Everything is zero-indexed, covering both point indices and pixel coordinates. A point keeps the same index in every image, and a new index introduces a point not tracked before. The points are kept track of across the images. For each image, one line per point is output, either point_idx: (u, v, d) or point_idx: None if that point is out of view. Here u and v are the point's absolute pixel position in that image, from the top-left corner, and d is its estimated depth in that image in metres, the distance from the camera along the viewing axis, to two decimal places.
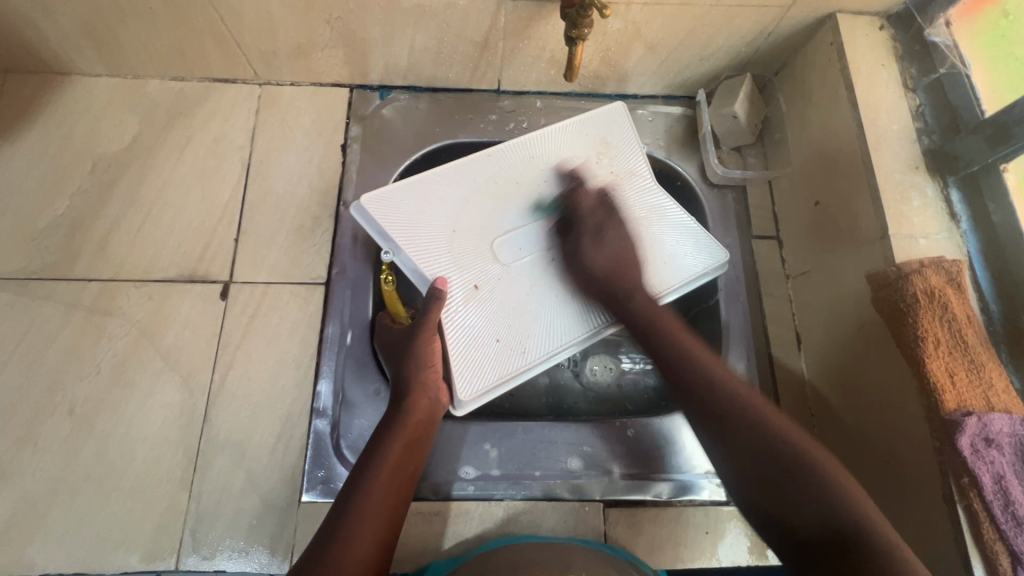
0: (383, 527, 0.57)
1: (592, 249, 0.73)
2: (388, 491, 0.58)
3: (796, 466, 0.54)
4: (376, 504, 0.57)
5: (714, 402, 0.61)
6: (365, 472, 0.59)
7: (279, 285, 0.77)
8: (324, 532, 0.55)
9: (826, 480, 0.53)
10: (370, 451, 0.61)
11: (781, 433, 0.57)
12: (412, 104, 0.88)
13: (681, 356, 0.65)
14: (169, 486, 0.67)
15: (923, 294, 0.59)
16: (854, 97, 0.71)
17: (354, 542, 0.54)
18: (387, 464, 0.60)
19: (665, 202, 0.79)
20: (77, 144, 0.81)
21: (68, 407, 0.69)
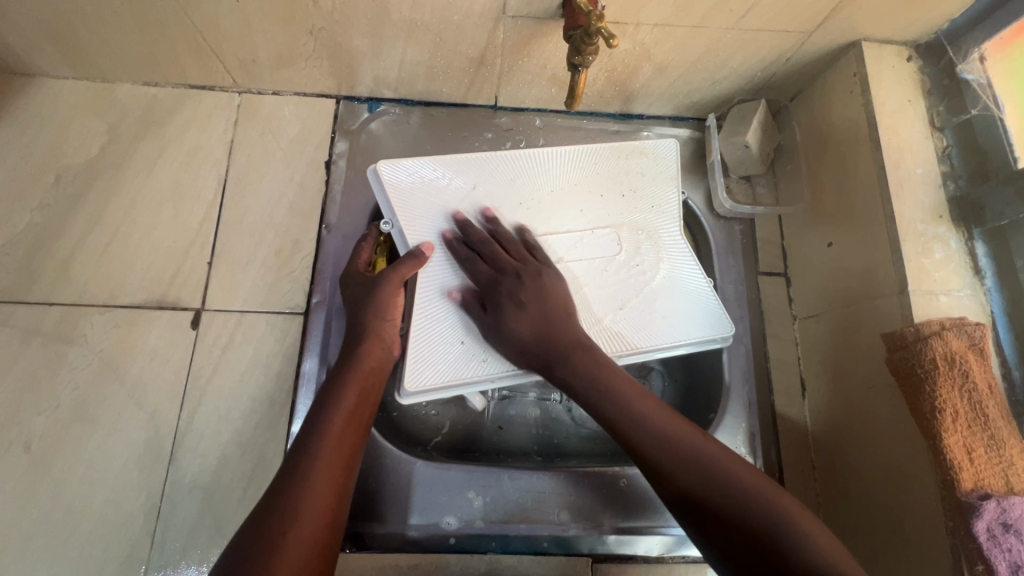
0: (339, 478, 0.52)
1: (514, 317, 0.62)
2: (342, 439, 0.54)
3: (717, 480, 0.51)
4: (330, 449, 0.53)
5: (648, 441, 0.55)
6: (316, 421, 0.55)
7: (255, 314, 0.72)
8: (271, 490, 0.50)
9: (793, 534, 0.47)
10: (322, 401, 0.57)
11: (733, 480, 0.51)
12: (403, 118, 0.82)
13: (569, 377, 0.60)
14: (132, 532, 0.63)
15: (942, 360, 0.54)
16: (876, 135, 0.65)
17: (314, 490, 0.50)
18: (343, 404, 0.57)
19: (681, 250, 0.75)
20: (41, 153, 0.75)
21: (23, 443, 0.65)
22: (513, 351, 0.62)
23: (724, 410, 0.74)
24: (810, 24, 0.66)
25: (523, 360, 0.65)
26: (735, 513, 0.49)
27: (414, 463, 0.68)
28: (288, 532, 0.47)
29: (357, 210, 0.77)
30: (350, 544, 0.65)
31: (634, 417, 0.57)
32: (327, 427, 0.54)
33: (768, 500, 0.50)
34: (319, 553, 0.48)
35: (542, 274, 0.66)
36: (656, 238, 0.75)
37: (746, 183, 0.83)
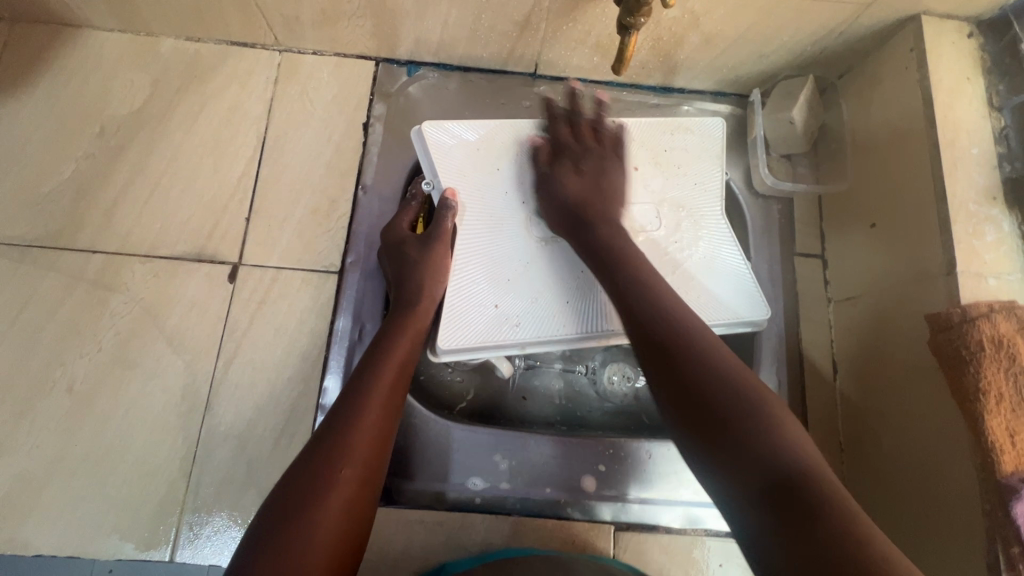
0: (386, 425, 0.53)
1: (570, 179, 0.67)
2: (392, 387, 0.55)
3: (746, 402, 0.44)
4: (381, 395, 0.53)
5: (643, 307, 0.53)
6: (368, 367, 0.55)
7: (291, 270, 0.73)
8: (321, 429, 0.51)
9: (772, 432, 0.42)
10: (373, 349, 0.57)
11: (713, 360, 0.48)
12: (441, 83, 0.82)
13: (631, 284, 0.56)
14: (167, 474, 0.65)
15: (988, 342, 0.53)
16: (931, 112, 0.63)
17: (364, 428, 0.51)
18: (395, 351, 0.57)
19: (718, 226, 0.75)
20: (86, 103, 0.76)
21: (67, 383, 0.67)
22: (570, 204, 0.65)
23: None
24: None
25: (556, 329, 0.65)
26: (710, 402, 0.45)
27: (443, 424, 0.69)
28: (339, 471, 0.48)
29: (393, 173, 0.78)
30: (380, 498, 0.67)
31: (667, 304, 0.54)
32: (378, 373, 0.55)
33: (760, 398, 0.45)
34: (365, 493, 0.49)
35: (605, 163, 0.69)
36: (696, 215, 0.75)
37: (787, 162, 0.81)
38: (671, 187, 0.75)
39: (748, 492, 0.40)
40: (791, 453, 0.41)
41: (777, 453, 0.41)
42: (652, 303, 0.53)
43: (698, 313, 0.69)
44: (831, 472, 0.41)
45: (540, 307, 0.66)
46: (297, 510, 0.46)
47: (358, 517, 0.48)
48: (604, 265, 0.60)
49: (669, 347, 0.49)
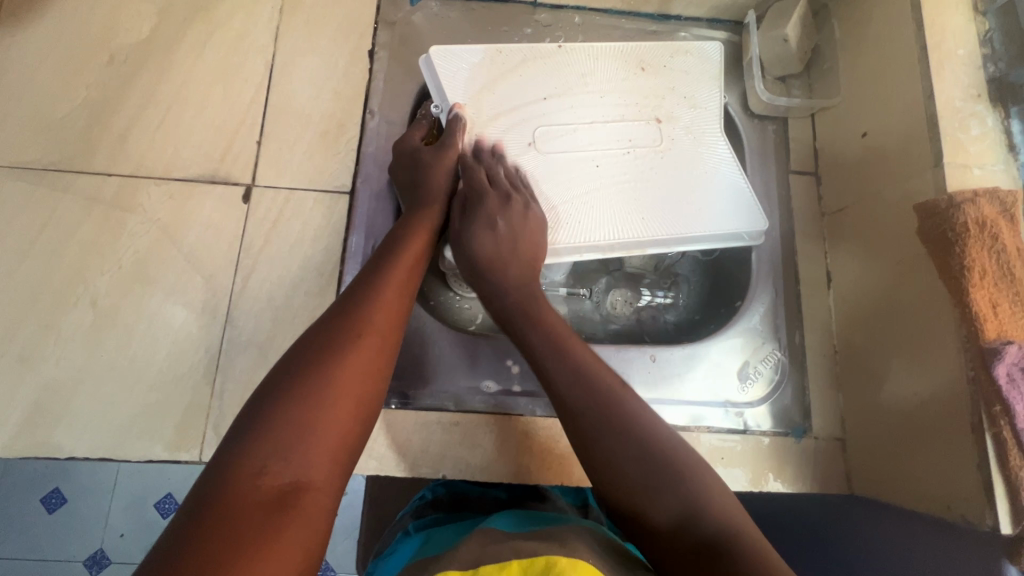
0: (399, 306, 0.57)
1: (483, 237, 0.64)
2: (406, 274, 0.59)
3: (666, 484, 0.51)
4: (394, 280, 0.58)
5: (630, 454, 0.52)
6: (382, 259, 0.60)
7: (303, 191, 0.75)
8: (342, 304, 0.55)
9: (764, 561, 0.45)
10: (388, 244, 0.61)
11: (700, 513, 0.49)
12: (444, 12, 0.84)
13: (621, 427, 0.54)
14: (192, 382, 0.67)
15: (974, 224, 0.57)
16: (920, 17, 0.66)
17: (381, 306, 0.55)
18: (410, 245, 0.61)
19: (717, 141, 0.76)
20: (94, 32, 0.77)
21: (90, 299, 0.69)
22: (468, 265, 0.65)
23: (751, 298, 0.78)
24: None
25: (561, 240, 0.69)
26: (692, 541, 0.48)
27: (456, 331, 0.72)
28: (356, 337, 0.52)
29: (400, 100, 0.81)
30: (395, 401, 0.69)
31: (606, 407, 0.55)
32: (392, 263, 0.59)
33: (688, 481, 0.51)
34: (380, 361, 0.53)
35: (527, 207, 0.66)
36: (695, 131, 0.76)
37: (781, 83, 0.84)
38: (670, 105, 0.77)
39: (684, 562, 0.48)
40: (682, 506, 0.50)
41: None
42: (620, 438, 0.53)
43: (697, 223, 0.72)
44: (742, 526, 0.48)
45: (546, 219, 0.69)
46: (316, 365, 0.49)
47: (373, 380, 0.52)
48: (597, 416, 0.54)
49: (630, 488, 0.51)
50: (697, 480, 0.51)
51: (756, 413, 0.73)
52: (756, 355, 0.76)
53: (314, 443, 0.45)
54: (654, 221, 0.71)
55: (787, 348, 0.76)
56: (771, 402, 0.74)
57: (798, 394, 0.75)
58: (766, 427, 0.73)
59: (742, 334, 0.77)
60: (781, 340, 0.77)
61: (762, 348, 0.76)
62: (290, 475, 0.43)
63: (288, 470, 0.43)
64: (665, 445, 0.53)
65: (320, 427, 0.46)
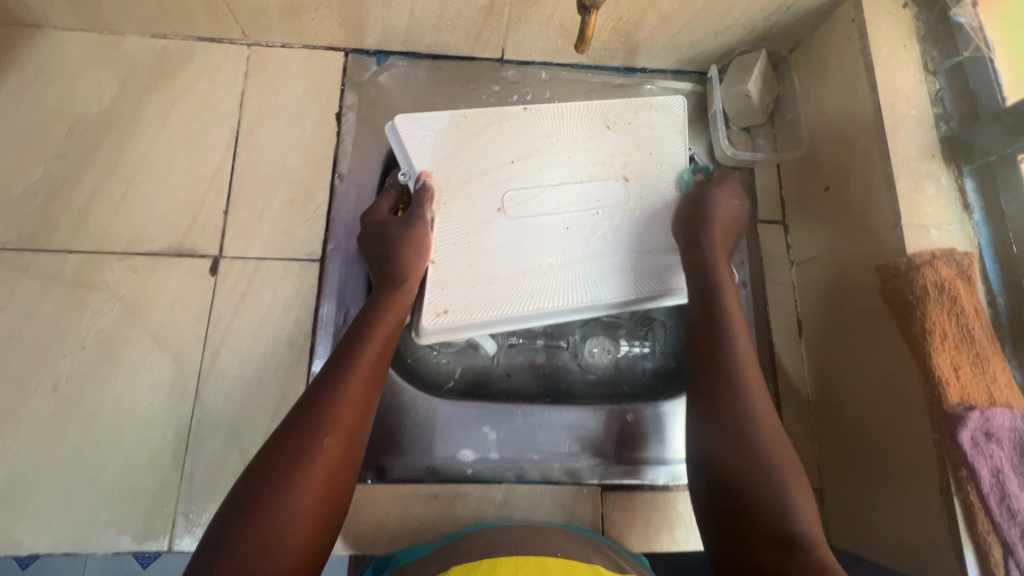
0: (367, 395, 0.57)
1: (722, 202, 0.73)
2: (374, 361, 0.59)
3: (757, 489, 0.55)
4: (363, 369, 0.58)
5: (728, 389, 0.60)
6: (350, 343, 0.59)
7: (272, 260, 0.74)
8: (309, 397, 0.55)
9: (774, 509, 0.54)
10: (356, 326, 0.62)
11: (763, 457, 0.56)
12: (411, 72, 0.84)
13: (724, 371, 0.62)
14: (161, 466, 0.66)
15: (932, 287, 0.58)
16: (874, 78, 0.68)
17: (348, 401, 0.55)
18: (381, 328, 0.61)
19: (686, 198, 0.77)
20: (53, 104, 0.76)
21: (52, 383, 0.67)
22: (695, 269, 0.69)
23: None
24: None
25: (537, 303, 0.68)
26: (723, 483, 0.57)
27: (431, 398, 0.71)
28: (321, 439, 0.52)
29: (368, 162, 0.79)
30: (371, 475, 0.68)
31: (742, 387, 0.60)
32: (362, 351, 0.59)
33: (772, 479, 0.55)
34: (345, 459, 0.54)
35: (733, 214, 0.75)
36: (663, 187, 0.77)
37: (746, 134, 0.85)
38: (638, 163, 0.77)
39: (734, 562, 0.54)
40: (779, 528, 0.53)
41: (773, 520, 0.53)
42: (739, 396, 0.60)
43: (669, 284, 0.72)
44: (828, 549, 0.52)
45: (522, 279, 0.70)
46: (281, 471, 0.50)
47: (339, 479, 0.53)
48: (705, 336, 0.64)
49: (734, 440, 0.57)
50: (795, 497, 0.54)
51: None
52: None
53: (281, 556, 0.47)
54: (628, 282, 0.71)
55: None
56: None
57: None
58: None
59: None
60: None
61: None
62: None
63: None
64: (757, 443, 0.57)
65: (286, 542, 0.47)
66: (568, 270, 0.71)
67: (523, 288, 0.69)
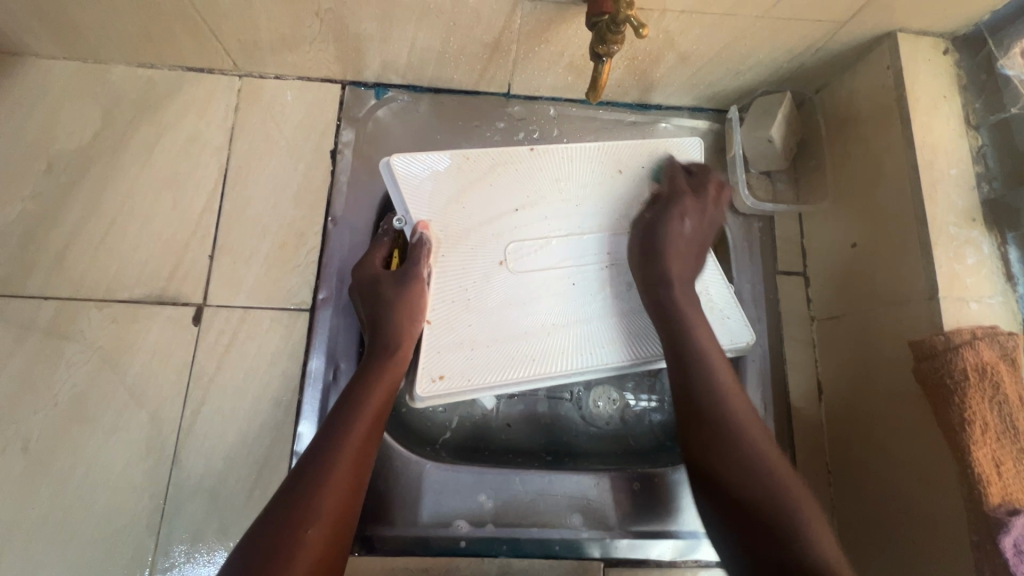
0: (355, 480, 0.54)
1: (676, 222, 0.68)
2: (363, 442, 0.56)
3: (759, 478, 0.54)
4: (350, 450, 0.54)
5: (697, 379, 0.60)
6: (336, 420, 0.56)
7: (258, 310, 0.70)
8: (292, 482, 0.52)
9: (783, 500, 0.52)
10: (345, 398, 0.58)
11: (776, 473, 0.54)
12: (412, 107, 0.79)
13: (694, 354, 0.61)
14: (135, 534, 0.62)
15: (973, 371, 0.53)
16: (910, 132, 0.62)
17: (332, 486, 0.52)
18: (370, 402, 0.58)
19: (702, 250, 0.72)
20: (32, 138, 0.72)
21: (21, 442, 0.63)
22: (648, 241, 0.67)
23: None
24: (844, 13, 0.63)
25: (539, 367, 0.64)
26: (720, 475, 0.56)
27: (424, 463, 0.67)
28: (304, 534, 0.49)
29: (363, 204, 0.75)
30: (359, 547, 0.64)
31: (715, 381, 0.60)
32: (349, 429, 0.55)
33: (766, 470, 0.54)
34: (330, 554, 0.50)
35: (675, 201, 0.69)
36: None
37: (766, 180, 0.80)
38: None
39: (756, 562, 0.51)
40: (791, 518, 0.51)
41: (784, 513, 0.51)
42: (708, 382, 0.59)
43: None
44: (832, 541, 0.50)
45: (524, 339, 0.65)
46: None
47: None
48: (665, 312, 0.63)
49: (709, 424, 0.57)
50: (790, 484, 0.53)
51: None
52: None
53: None
54: (637, 344, 0.66)
55: None
56: None
57: None
58: None
59: None
60: None
61: None
62: None
63: None
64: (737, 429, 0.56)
65: None
66: (573, 330, 0.66)
67: (524, 351, 0.65)
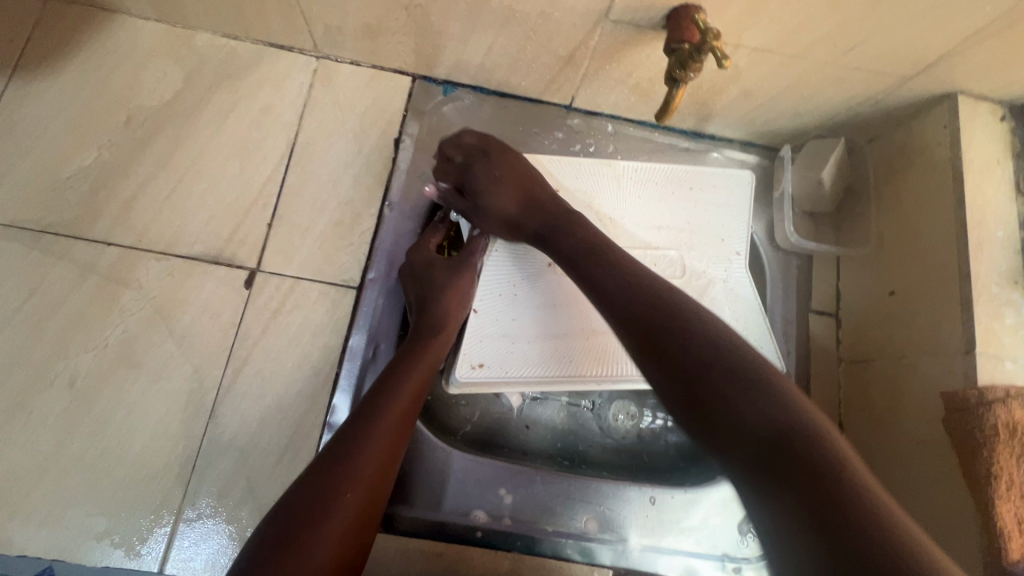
0: (390, 453, 0.56)
1: (495, 193, 0.65)
2: (402, 417, 0.58)
3: (724, 371, 0.42)
4: (389, 421, 0.56)
5: (614, 279, 0.53)
6: (380, 391, 0.58)
7: (308, 281, 0.72)
8: (332, 445, 0.54)
9: (759, 390, 0.40)
10: (390, 372, 0.60)
11: (745, 362, 0.43)
12: (475, 106, 0.82)
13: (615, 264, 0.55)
14: (165, 482, 0.63)
15: (1004, 429, 0.54)
16: (962, 190, 0.64)
17: (370, 453, 0.54)
18: (412, 379, 0.60)
19: (742, 280, 0.73)
20: (115, 91, 0.75)
21: (69, 378, 0.65)
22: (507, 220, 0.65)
23: None
24: (910, 68, 0.65)
25: (576, 370, 0.66)
26: (694, 383, 0.43)
27: (449, 451, 0.68)
28: (342, 495, 0.51)
29: (420, 193, 0.77)
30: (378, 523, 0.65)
31: (627, 273, 0.53)
32: (390, 401, 0.57)
33: (735, 356, 0.43)
34: (362, 521, 0.52)
35: (509, 152, 0.68)
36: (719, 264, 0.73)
37: (810, 220, 0.82)
38: (697, 235, 0.74)
39: (765, 470, 0.36)
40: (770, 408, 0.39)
41: (764, 408, 0.39)
42: (626, 275, 0.53)
43: None
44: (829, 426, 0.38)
45: (565, 340, 0.67)
46: (299, 530, 0.48)
47: (354, 538, 0.51)
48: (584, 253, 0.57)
49: (647, 314, 0.48)
50: (766, 375, 0.41)
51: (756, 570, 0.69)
52: None
53: None
54: None
55: None
56: None
57: None
58: None
59: None
60: None
61: None
62: None
63: None
64: (699, 320, 0.47)
65: None
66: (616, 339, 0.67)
67: (561, 349, 0.66)
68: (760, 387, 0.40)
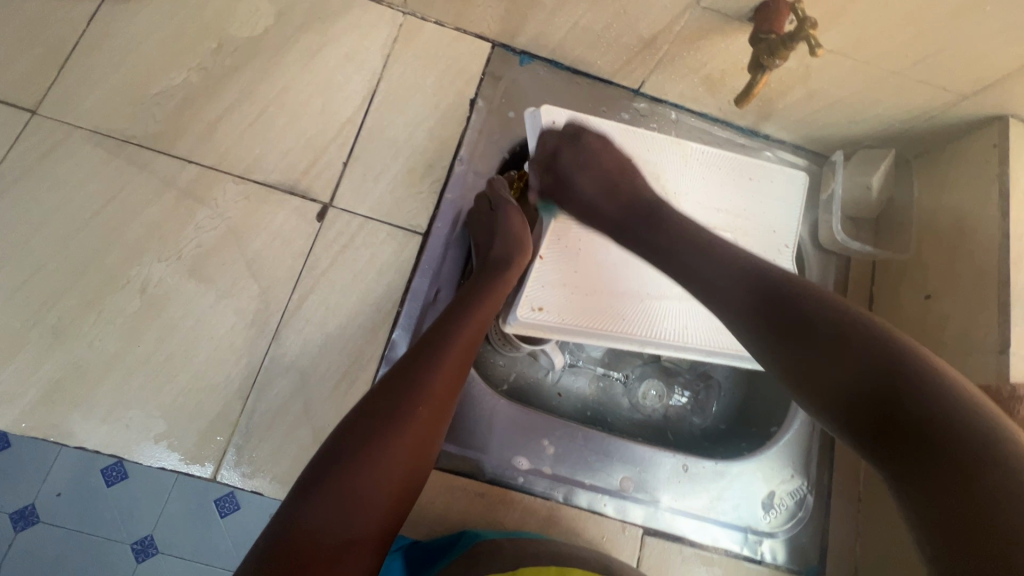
0: (458, 374, 0.57)
1: (585, 179, 0.70)
2: (470, 342, 0.59)
3: (868, 362, 0.40)
4: (458, 346, 0.58)
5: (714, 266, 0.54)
6: (451, 318, 0.60)
7: (378, 222, 0.74)
8: (405, 361, 0.56)
9: (910, 376, 0.38)
10: (461, 304, 0.62)
11: (893, 348, 0.40)
12: (549, 78, 0.85)
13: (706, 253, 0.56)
14: (225, 394, 0.65)
15: None
16: (1007, 205, 0.69)
17: (442, 373, 0.55)
18: (481, 309, 0.61)
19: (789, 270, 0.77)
20: (208, 18, 0.77)
21: (140, 283, 0.67)
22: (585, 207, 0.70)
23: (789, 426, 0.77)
24: (970, 87, 0.70)
25: (629, 328, 0.69)
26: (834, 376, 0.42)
27: (497, 398, 0.71)
28: (416, 408, 0.53)
29: (490, 152, 0.80)
30: None
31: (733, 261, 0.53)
32: (460, 327, 0.59)
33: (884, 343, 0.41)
34: (432, 434, 0.54)
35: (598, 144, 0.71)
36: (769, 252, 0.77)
37: (852, 224, 0.86)
38: (750, 222, 0.78)
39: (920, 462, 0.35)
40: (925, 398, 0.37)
41: (922, 396, 0.37)
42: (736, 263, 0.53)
43: None
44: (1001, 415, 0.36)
45: (620, 300, 0.70)
46: (377, 433, 0.50)
47: (424, 448, 0.53)
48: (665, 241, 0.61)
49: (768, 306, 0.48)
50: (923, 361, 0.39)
51: (776, 543, 0.73)
52: (783, 486, 0.75)
53: (366, 509, 0.48)
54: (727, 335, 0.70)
55: (814, 484, 0.75)
56: (790, 534, 0.74)
57: (816, 531, 0.74)
58: (781, 561, 0.72)
59: (777, 459, 0.75)
60: (808, 475, 0.76)
61: (791, 480, 0.75)
62: (341, 533, 0.47)
63: (339, 530, 0.47)
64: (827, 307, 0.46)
65: (372, 497, 0.48)
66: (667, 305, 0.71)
67: (617, 307, 0.69)
68: (921, 374, 0.38)
